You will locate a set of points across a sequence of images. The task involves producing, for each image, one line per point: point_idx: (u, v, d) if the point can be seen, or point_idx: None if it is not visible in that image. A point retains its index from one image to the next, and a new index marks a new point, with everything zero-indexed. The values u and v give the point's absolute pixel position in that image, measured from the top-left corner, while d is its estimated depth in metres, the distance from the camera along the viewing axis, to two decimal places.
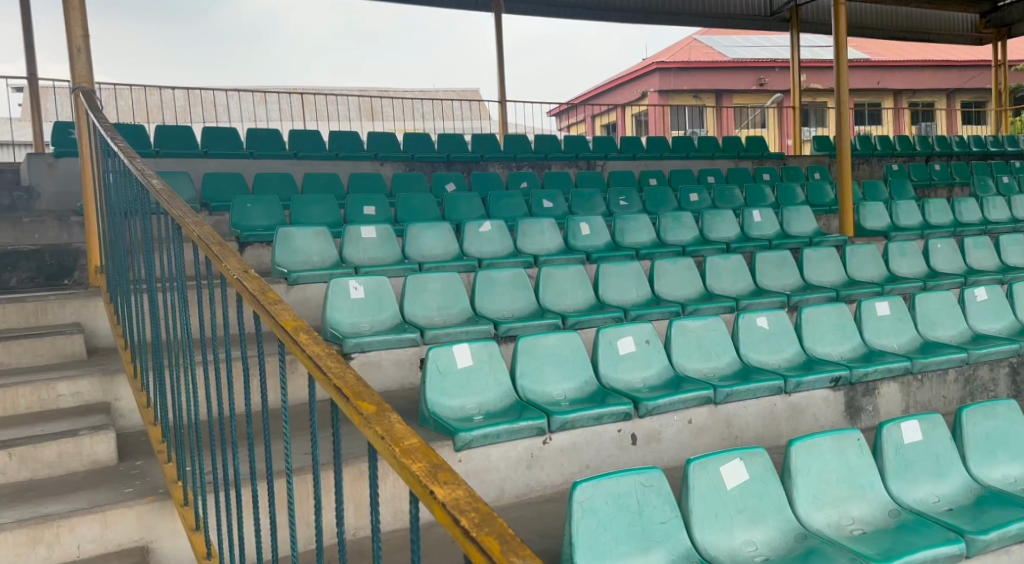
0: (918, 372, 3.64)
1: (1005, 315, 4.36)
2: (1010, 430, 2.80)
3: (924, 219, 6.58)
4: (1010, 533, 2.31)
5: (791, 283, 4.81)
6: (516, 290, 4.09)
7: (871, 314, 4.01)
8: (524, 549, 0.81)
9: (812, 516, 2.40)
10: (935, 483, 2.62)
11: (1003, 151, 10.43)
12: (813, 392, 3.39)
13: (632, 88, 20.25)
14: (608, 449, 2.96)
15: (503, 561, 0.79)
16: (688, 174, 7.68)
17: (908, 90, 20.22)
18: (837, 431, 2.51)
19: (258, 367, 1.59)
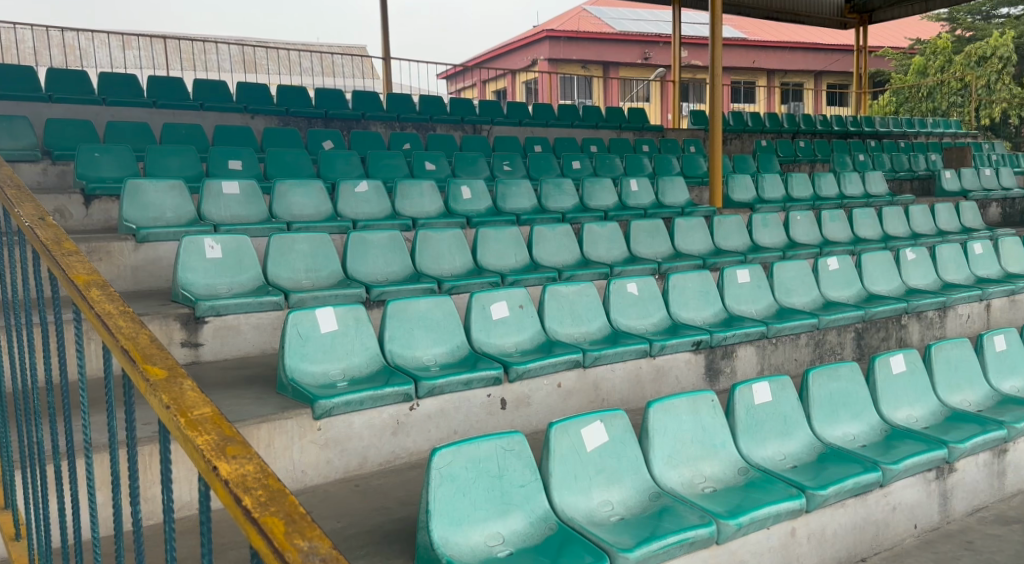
0: (773, 337, 3.80)
1: (854, 283, 4.62)
2: (851, 391, 2.96)
3: (787, 193, 6.90)
4: (845, 487, 2.43)
5: (663, 251, 4.92)
6: (390, 253, 3.94)
7: (732, 281, 4.15)
8: (311, 529, 0.78)
9: (667, 475, 2.45)
10: (781, 441, 2.73)
11: (860, 131, 11.10)
12: (676, 354, 3.47)
13: (521, 55, 20.16)
14: (476, 414, 2.90)
15: (285, 545, 0.75)
16: (572, 141, 7.68)
17: (781, 70, 21.22)
18: (693, 393, 2.57)
19: (74, 334, 1.39)
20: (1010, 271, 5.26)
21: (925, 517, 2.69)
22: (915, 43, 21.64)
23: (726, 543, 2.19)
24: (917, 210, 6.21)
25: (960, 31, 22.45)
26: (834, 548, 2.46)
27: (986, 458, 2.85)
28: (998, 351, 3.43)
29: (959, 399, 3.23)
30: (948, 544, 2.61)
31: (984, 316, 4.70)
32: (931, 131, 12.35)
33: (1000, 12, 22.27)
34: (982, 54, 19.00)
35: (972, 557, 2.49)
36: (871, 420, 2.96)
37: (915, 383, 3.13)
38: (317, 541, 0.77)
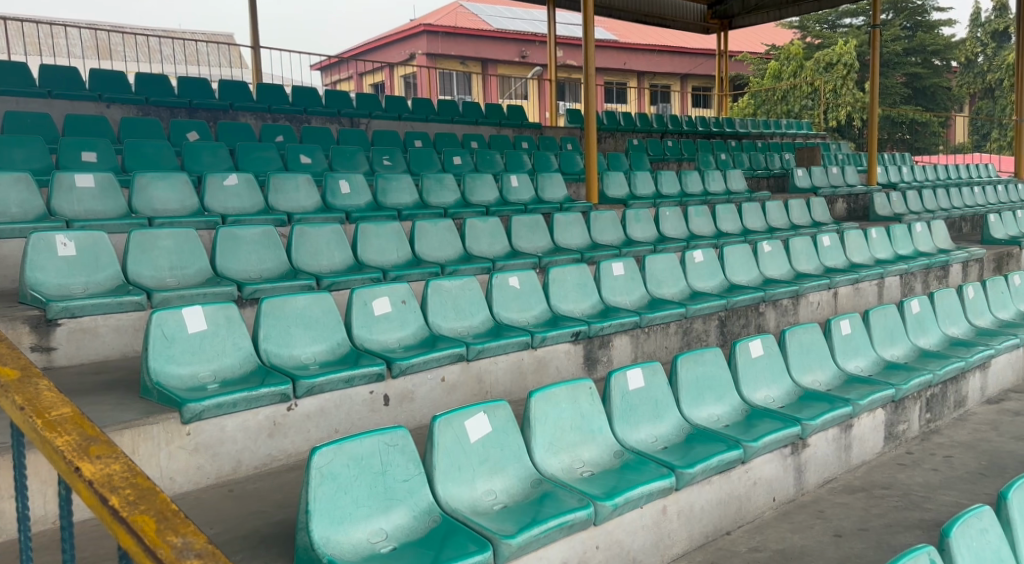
0: (646, 326, 3.98)
1: (718, 275, 4.91)
2: (715, 375, 3.15)
3: (656, 189, 7.23)
4: (712, 465, 2.58)
5: (543, 245, 5.02)
6: (264, 249, 3.81)
7: (608, 274, 4.30)
8: (179, 523, 0.91)
9: (547, 462, 2.52)
10: (653, 424, 2.86)
11: (722, 132, 11.77)
12: (556, 345, 3.56)
13: (398, 49, 19.90)
14: (358, 412, 2.86)
15: (155, 540, 0.87)
16: (452, 137, 7.68)
17: (650, 72, 22.16)
18: (571, 381, 2.65)
19: None
20: (853, 261, 5.74)
21: (782, 490, 2.90)
22: (770, 48, 23.18)
23: (602, 523, 2.28)
24: (772, 206, 6.67)
25: (809, 39, 24.25)
26: (702, 523, 2.61)
27: (834, 433, 3.10)
28: (844, 334, 3.73)
29: (811, 379, 3.49)
30: (803, 514, 2.82)
31: (832, 303, 5.11)
32: (784, 132, 13.27)
33: (843, 22, 24.23)
34: (828, 61, 20.63)
35: (824, 525, 2.71)
36: (734, 401, 3.15)
37: (772, 365, 3.37)
38: (185, 534, 0.90)
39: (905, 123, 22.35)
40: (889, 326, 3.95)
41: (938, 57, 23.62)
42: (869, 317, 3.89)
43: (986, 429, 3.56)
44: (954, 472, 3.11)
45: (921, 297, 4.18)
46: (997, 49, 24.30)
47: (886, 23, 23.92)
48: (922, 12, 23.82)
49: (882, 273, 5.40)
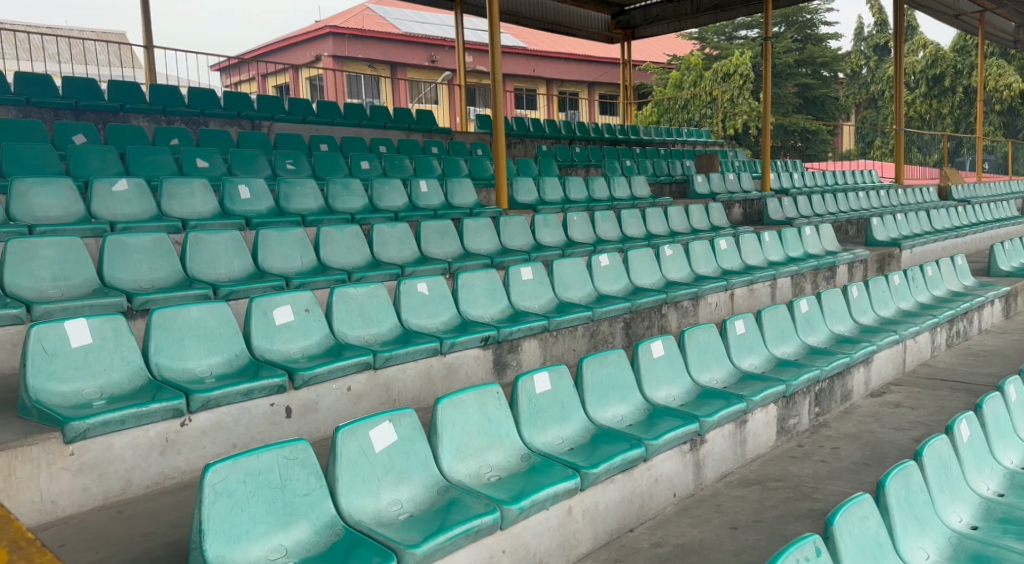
0: (554, 329, 4.02)
1: (622, 278, 5.02)
2: (619, 376, 3.21)
3: (564, 195, 7.34)
4: (615, 464, 2.63)
5: (453, 250, 4.99)
6: (156, 257, 3.64)
7: (516, 279, 4.32)
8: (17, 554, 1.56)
9: (454, 468, 2.50)
10: (559, 426, 2.89)
11: (627, 139, 12.07)
12: (465, 351, 3.54)
13: (303, 51, 19.48)
14: (258, 425, 2.76)
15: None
16: (359, 141, 7.56)
17: (558, 79, 22.52)
18: (478, 387, 2.65)
19: None
20: (749, 263, 6.00)
21: (682, 485, 2.99)
22: (671, 59, 23.96)
23: (508, 527, 2.28)
24: (674, 211, 6.89)
25: (708, 50, 25.26)
26: (606, 522, 2.65)
27: (730, 428, 3.23)
28: (739, 333, 3.89)
29: (709, 377, 3.63)
30: (702, 508, 2.92)
31: (729, 303, 5.33)
32: (686, 140, 13.74)
33: (739, 34, 25.35)
34: (726, 71, 21.53)
35: (721, 518, 2.82)
36: (637, 401, 3.23)
37: (673, 364, 3.48)
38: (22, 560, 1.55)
39: (797, 132, 23.60)
40: (780, 325, 4.15)
41: (826, 69, 25.02)
42: (762, 316, 4.07)
43: (869, 420, 3.79)
44: (841, 462, 3.29)
45: (810, 297, 4.41)
46: (878, 62, 25.94)
47: (778, 35, 25.14)
48: (811, 26, 25.15)
49: (774, 275, 5.68)
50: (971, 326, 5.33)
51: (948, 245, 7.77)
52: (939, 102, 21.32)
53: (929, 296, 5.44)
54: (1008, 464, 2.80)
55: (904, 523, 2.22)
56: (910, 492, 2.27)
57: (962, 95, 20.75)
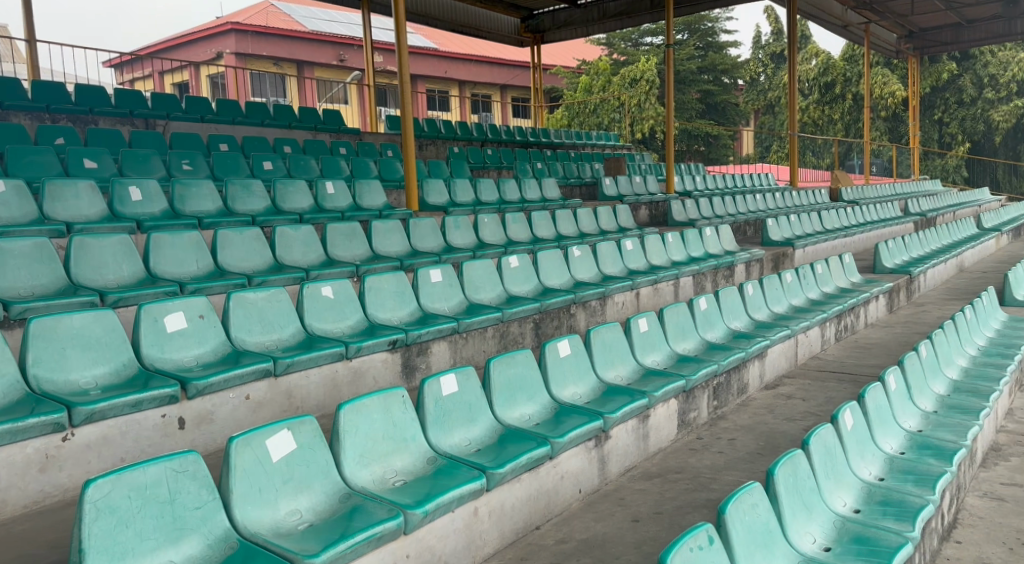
0: (464, 331, 3.98)
1: (532, 279, 5.05)
2: (526, 376, 3.23)
3: (475, 197, 7.33)
4: (521, 463, 2.64)
5: (360, 253, 4.90)
6: (36, 263, 3.43)
7: (425, 281, 4.27)
8: None
9: (357, 475, 2.45)
10: (467, 428, 2.87)
11: (538, 142, 12.19)
12: (372, 355, 3.46)
13: (205, 48, 18.78)
14: (149, 437, 2.64)
15: None
16: (262, 141, 7.34)
17: (470, 81, 22.55)
18: (383, 391, 2.61)
19: None
20: (653, 263, 6.17)
21: (587, 481, 3.04)
22: (581, 63, 24.39)
23: (412, 531, 2.26)
24: (583, 213, 7.00)
25: (616, 56, 25.88)
26: (512, 521, 2.66)
27: (633, 424, 3.31)
28: (642, 331, 3.99)
29: (613, 374, 3.71)
30: (606, 503, 2.98)
31: (635, 302, 5.45)
32: (595, 143, 14.00)
33: (645, 41, 26.07)
34: (633, 77, 22.05)
35: (624, 512, 2.88)
36: (545, 400, 3.25)
37: (579, 363, 3.54)
38: None
39: (701, 136, 24.47)
40: (681, 322, 4.28)
41: (727, 76, 26.06)
42: (664, 314, 4.19)
43: (764, 412, 3.96)
44: (737, 453, 3.43)
45: (709, 295, 4.57)
46: (774, 70, 27.12)
47: (681, 42, 26.00)
48: (712, 34, 26.11)
49: (677, 274, 5.86)
50: (858, 320, 5.65)
51: (837, 244, 8.21)
52: (830, 109, 22.53)
53: (819, 292, 5.74)
54: (888, 450, 2.98)
55: (793, 509, 2.32)
56: (797, 480, 2.38)
57: (851, 102, 21.97)
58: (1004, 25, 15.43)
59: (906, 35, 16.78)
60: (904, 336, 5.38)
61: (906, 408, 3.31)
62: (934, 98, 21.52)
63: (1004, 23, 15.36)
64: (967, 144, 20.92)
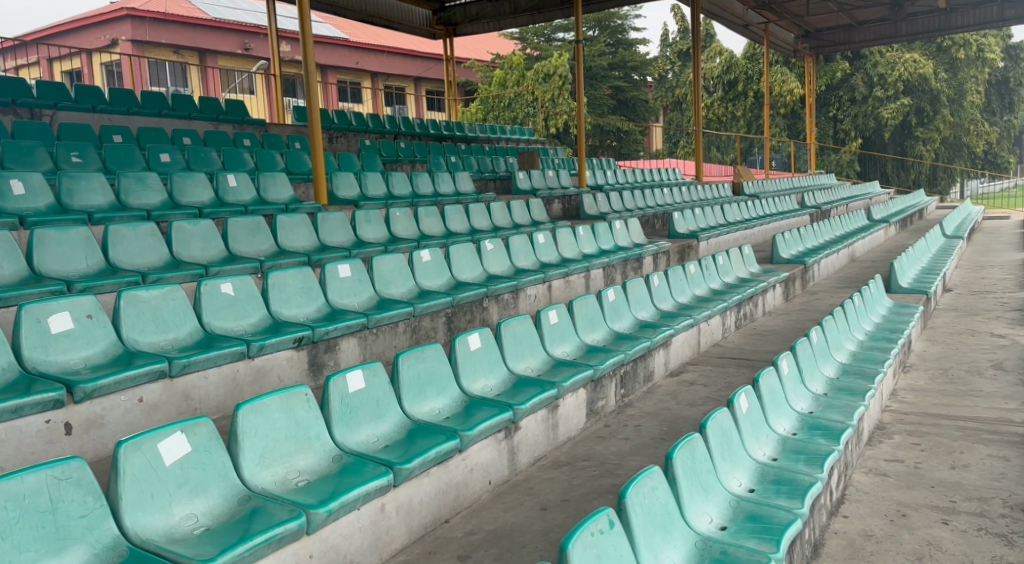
0: (373, 326, 3.90)
1: (444, 273, 5.01)
2: (436, 369, 3.22)
3: (387, 191, 7.24)
4: (430, 458, 2.62)
5: (265, 248, 4.77)
6: None
7: (332, 276, 4.18)
8: None
9: (258, 476, 2.40)
10: (374, 424, 2.84)
11: (452, 135, 12.13)
12: (276, 353, 3.35)
13: (99, 34, 17.83)
14: (32, 444, 2.51)
15: None
16: (159, 133, 7.04)
17: (383, 73, 22.29)
18: (284, 390, 2.55)
19: None
20: (565, 256, 6.25)
21: (497, 472, 3.06)
22: (494, 57, 24.45)
23: (315, 531, 2.22)
24: (496, 207, 7.02)
25: (529, 50, 26.11)
26: (421, 516, 2.65)
27: (542, 414, 3.35)
28: (551, 323, 4.04)
29: (524, 366, 3.74)
30: (515, 493, 3.02)
31: (547, 295, 5.52)
32: (510, 137, 14.06)
33: (557, 36, 26.39)
34: (546, 72, 22.29)
35: (532, 501, 2.93)
36: (455, 393, 3.24)
37: (489, 356, 3.55)
38: None
39: (613, 131, 24.99)
40: (590, 313, 4.37)
41: (636, 72, 26.67)
42: (573, 306, 4.26)
43: (668, 398, 4.10)
44: (642, 439, 3.53)
45: (617, 286, 4.68)
46: (682, 67, 27.90)
47: (592, 39, 26.43)
48: (622, 31, 26.64)
49: (588, 267, 5.96)
50: (757, 309, 5.91)
51: (739, 236, 8.55)
52: (733, 106, 23.39)
53: (721, 283, 5.96)
54: (781, 432, 3.13)
55: (690, 491, 2.42)
56: (695, 462, 2.48)
57: (752, 100, 22.79)
58: (890, 28, 16.36)
59: (803, 35, 17.61)
60: (798, 323, 5.67)
61: (799, 390, 3.48)
62: (829, 96, 22.80)
63: (891, 26, 16.29)
64: (859, 140, 22.13)
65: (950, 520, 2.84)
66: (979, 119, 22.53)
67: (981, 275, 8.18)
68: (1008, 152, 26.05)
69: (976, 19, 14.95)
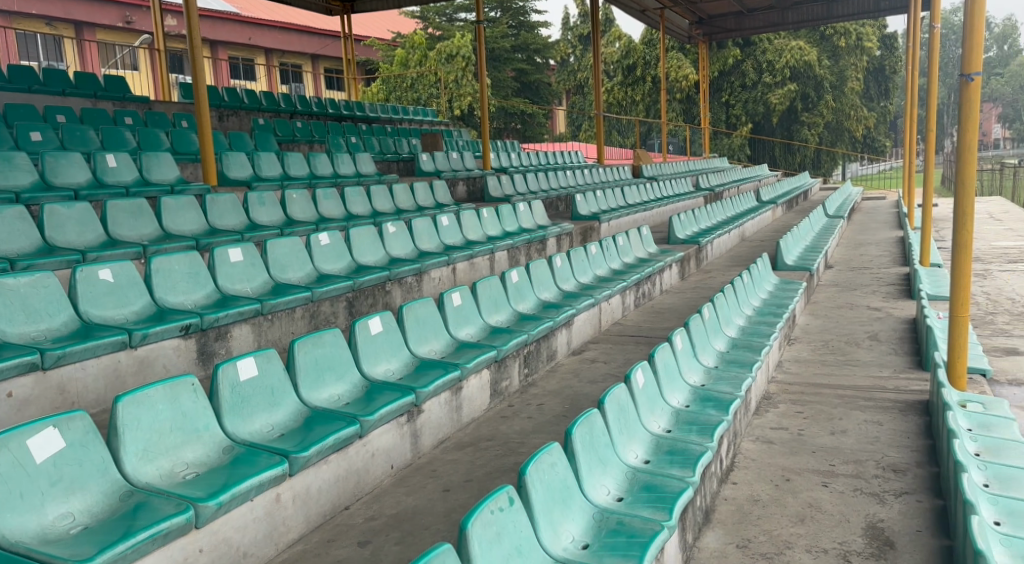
0: (267, 313, 3.77)
1: (344, 256, 4.90)
2: (335, 354, 3.15)
3: (283, 171, 7.01)
4: (327, 445, 2.57)
5: (149, 232, 4.53)
6: None
7: (222, 261, 4.01)
8: None
9: (141, 470, 2.29)
10: (268, 413, 2.75)
11: (352, 115, 11.84)
12: (161, 342, 3.19)
13: None
14: None
15: None
16: (29, 110, 6.55)
17: (277, 50, 21.56)
18: (169, 379, 2.44)
19: None
20: (469, 238, 6.24)
21: (399, 457, 3.03)
22: (395, 36, 24.03)
23: (205, 525, 2.14)
24: (399, 188, 6.92)
25: (431, 30, 25.78)
26: (319, 504, 2.60)
27: (445, 396, 3.34)
28: (454, 305, 4.03)
29: (427, 349, 3.72)
30: (417, 476, 3.00)
31: (451, 277, 5.49)
32: (412, 118, 13.85)
33: (459, 16, 26.20)
34: (448, 52, 22.10)
35: (434, 483, 2.92)
36: (354, 379, 3.18)
37: (391, 340, 3.50)
38: None
39: (517, 114, 25.09)
40: (493, 295, 4.38)
41: (539, 55, 26.83)
42: (476, 287, 4.25)
43: (570, 376, 4.17)
44: (544, 417, 3.58)
45: (520, 267, 4.71)
46: (583, 51, 28.28)
47: (494, 20, 26.38)
48: (524, 13, 26.71)
49: (492, 249, 5.96)
50: (654, 288, 6.09)
51: (638, 217, 8.77)
52: (633, 90, 23.90)
53: (621, 263, 6.10)
54: (675, 404, 3.25)
55: (589, 465, 2.47)
56: (593, 437, 2.53)
57: (650, 85, 23.33)
58: (777, 16, 17.15)
59: (697, 21, 18.13)
60: (694, 301, 5.87)
61: (691, 364, 3.61)
62: (722, 82, 23.65)
63: (778, 14, 17.07)
64: (750, 125, 23.09)
65: (829, 483, 3.02)
66: (858, 105, 23.88)
67: (859, 252, 8.72)
68: (884, 137, 27.82)
69: (855, 9, 16.08)
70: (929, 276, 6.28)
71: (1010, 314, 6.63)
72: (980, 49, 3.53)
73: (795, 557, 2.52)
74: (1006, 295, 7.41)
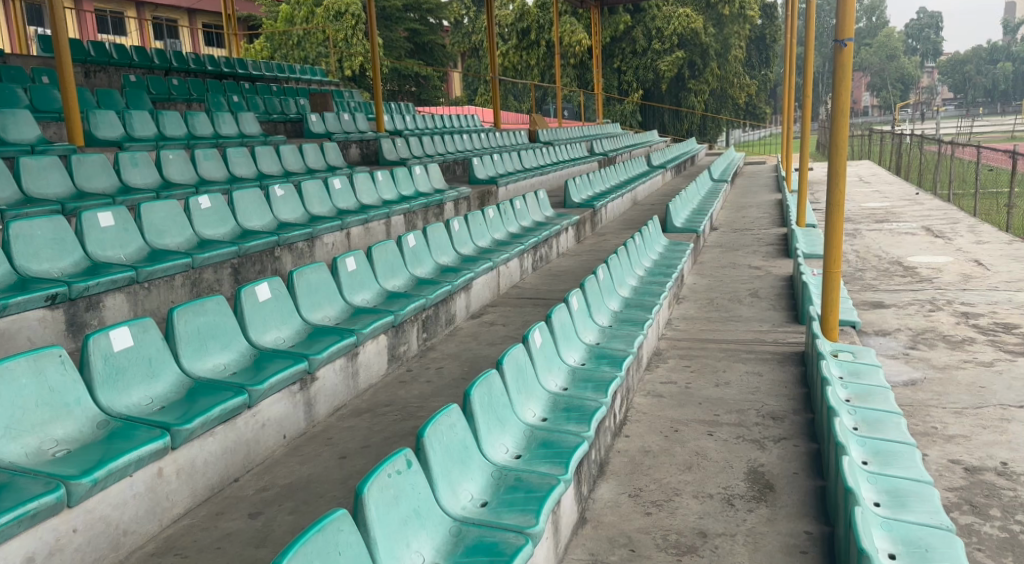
0: (144, 281, 3.55)
1: (228, 220, 4.67)
2: (219, 322, 3.01)
3: (158, 131, 6.59)
4: (212, 417, 2.46)
5: (6, 196, 4.17)
6: None
7: (92, 226, 3.74)
8: None
9: (4, 449, 2.13)
10: (147, 385, 2.61)
11: (233, 73, 11.24)
12: (24, 313, 2.96)
13: None
14: None
15: None
16: None
17: (149, 3, 20.18)
18: (34, 351, 2.27)
19: None
20: (362, 202, 6.09)
21: (292, 426, 2.95)
22: None
23: (79, 503, 2.02)
24: (286, 150, 6.65)
25: None
26: (206, 477, 2.50)
27: (340, 362, 3.27)
28: (348, 271, 3.93)
29: (320, 315, 3.61)
30: (311, 445, 2.92)
31: (344, 242, 5.35)
32: (299, 78, 13.30)
33: None
34: (337, 10, 20.74)
35: (330, 451, 2.86)
36: (241, 347, 3.06)
37: (281, 306, 3.38)
38: None
39: (411, 76, 24.59)
40: (389, 260, 4.30)
41: (432, 15, 26.33)
42: (371, 252, 4.16)
43: (468, 340, 4.17)
44: (442, 381, 3.57)
45: (416, 231, 4.64)
46: (476, 13, 27.97)
47: None
48: None
49: (387, 213, 5.84)
50: (551, 251, 6.16)
51: (534, 181, 8.82)
52: (527, 54, 23.89)
53: (518, 227, 6.13)
54: (571, 363, 3.31)
55: (487, 425, 2.49)
56: (491, 397, 2.54)
57: (544, 49, 23.39)
58: None
59: None
60: (588, 264, 5.99)
61: (587, 324, 3.69)
62: (614, 47, 23.81)
63: None
64: (641, 91, 23.55)
65: (714, 432, 3.17)
66: (741, 73, 24.79)
67: (741, 214, 9.13)
68: (764, 105, 29.10)
69: None
70: (806, 236, 6.65)
71: (876, 270, 7.12)
72: (853, 17, 3.68)
73: (684, 503, 2.64)
74: (873, 253, 7.95)
